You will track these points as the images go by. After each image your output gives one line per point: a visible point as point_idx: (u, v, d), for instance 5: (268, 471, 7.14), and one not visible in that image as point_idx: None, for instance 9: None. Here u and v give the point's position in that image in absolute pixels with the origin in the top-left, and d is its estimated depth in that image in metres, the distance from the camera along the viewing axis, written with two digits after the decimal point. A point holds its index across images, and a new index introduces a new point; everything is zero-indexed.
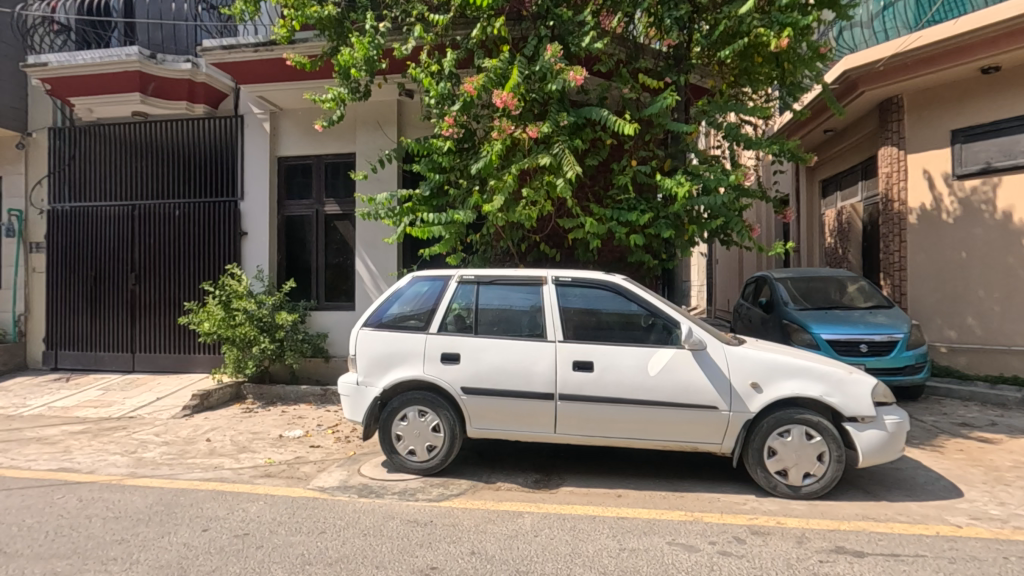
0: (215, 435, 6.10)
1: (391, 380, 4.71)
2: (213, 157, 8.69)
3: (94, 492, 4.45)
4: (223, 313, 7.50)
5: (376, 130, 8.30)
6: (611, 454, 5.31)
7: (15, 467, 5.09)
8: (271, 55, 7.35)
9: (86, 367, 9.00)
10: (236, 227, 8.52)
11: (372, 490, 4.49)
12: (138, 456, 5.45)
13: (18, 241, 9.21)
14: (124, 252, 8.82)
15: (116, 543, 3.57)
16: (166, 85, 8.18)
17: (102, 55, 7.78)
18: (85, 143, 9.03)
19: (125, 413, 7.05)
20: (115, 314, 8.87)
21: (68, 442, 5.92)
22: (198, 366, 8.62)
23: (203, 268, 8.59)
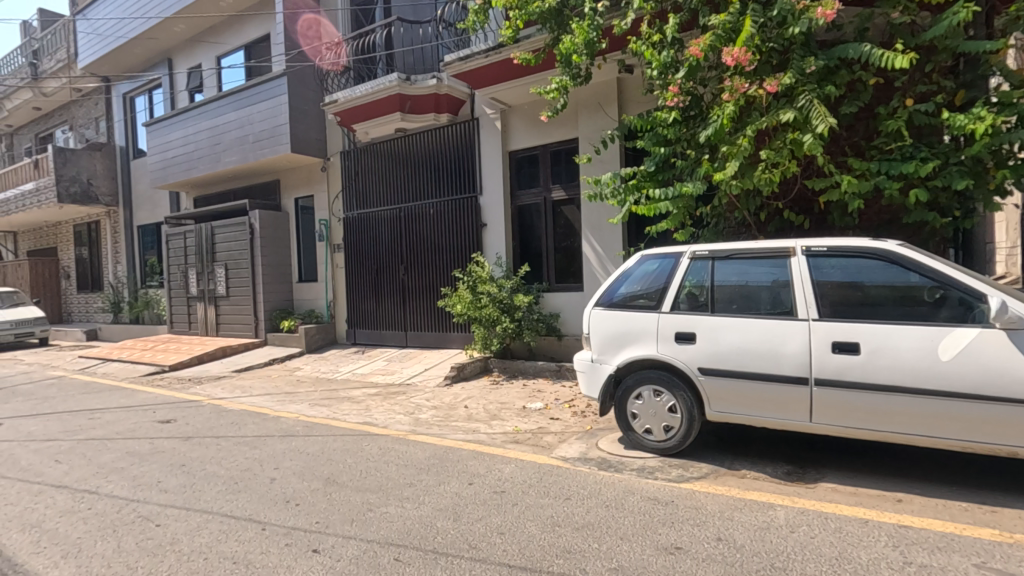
0: (471, 403, 6.99)
1: (625, 359, 4.76)
2: (457, 159, 9.84)
3: (389, 443, 5.52)
4: (471, 296, 8.48)
5: (598, 111, 8.37)
6: (885, 451, 4.53)
7: (337, 418, 6.62)
8: (500, 57, 7.95)
9: (374, 343, 11.14)
10: (477, 219, 9.54)
11: (610, 465, 4.63)
12: (416, 416, 6.58)
13: (326, 244, 11.84)
14: (395, 248, 10.62)
15: (407, 485, 4.38)
16: (419, 102, 9.53)
17: (373, 85, 9.41)
18: (365, 160, 11.08)
19: (403, 381, 8.56)
20: (392, 299, 10.76)
21: (368, 401, 7.45)
22: (453, 343, 9.95)
23: (454, 257, 9.84)
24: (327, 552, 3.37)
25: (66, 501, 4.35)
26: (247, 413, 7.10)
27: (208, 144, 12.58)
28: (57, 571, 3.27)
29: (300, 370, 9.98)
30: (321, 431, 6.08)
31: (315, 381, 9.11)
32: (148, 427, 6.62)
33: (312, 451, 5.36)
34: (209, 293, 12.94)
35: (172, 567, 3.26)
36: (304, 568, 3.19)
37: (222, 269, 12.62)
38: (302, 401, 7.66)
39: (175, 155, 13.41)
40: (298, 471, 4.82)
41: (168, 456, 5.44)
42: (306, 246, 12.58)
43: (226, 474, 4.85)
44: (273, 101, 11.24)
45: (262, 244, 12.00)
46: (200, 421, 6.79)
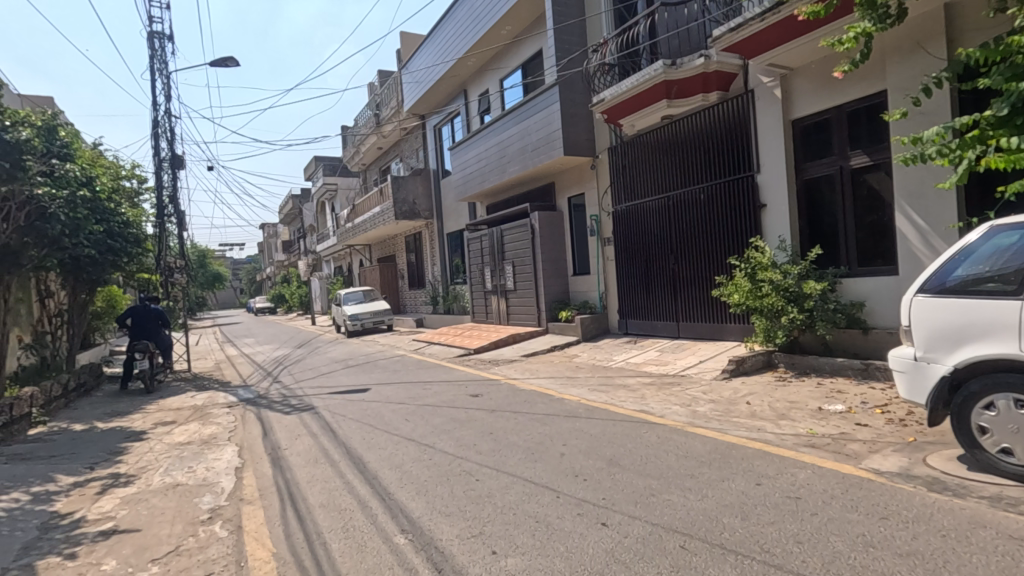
0: (754, 399, 6.50)
1: (968, 359, 3.81)
2: (729, 138, 9.22)
3: (667, 432, 5.55)
4: (750, 284, 7.85)
5: (915, 52, 6.80)
6: None
7: (615, 404, 6.95)
8: (779, 17, 7.09)
9: (646, 333, 11.26)
10: (755, 200, 8.80)
11: (946, 487, 3.77)
12: (693, 409, 6.45)
13: (597, 238, 12.45)
14: (664, 237, 10.53)
15: (689, 476, 4.36)
16: (685, 85, 9.16)
17: (638, 77, 9.45)
18: (631, 153, 11.26)
19: (678, 372, 8.46)
20: (662, 289, 10.71)
21: (643, 390, 7.61)
22: (730, 335, 9.39)
23: (729, 243, 9.27)
24: (615, 527, 3.60)
25: (416, 451, 5.63)
26: (537, 393, 8.00)
27: (497, 159, 14.49)
28: (414, 503, 4.28)
29: (578, 357, 10.75)
30: (602, 415, 6.47)
31: (592, 368, 9.72)
32: (465, 399, 8.04)
33: (594, 432, 5.76)
34: (501, 287, 14.94)
35: (491, 516, 3.93)
36: (596, 538, 3.48)
37: (511, 266, 14.41)
38: (582, 385, 8.26)
39: (472, 171, 15.82)
40: (583, 449, 5.24)
41: (480, 424, 6.53)
42: (579, 241, 13.43)
43: (525, 444, 5.58)
44: (547, 110, 12.30)
45: (542, 242, 13.29)
46: (501, 397, 7.95)
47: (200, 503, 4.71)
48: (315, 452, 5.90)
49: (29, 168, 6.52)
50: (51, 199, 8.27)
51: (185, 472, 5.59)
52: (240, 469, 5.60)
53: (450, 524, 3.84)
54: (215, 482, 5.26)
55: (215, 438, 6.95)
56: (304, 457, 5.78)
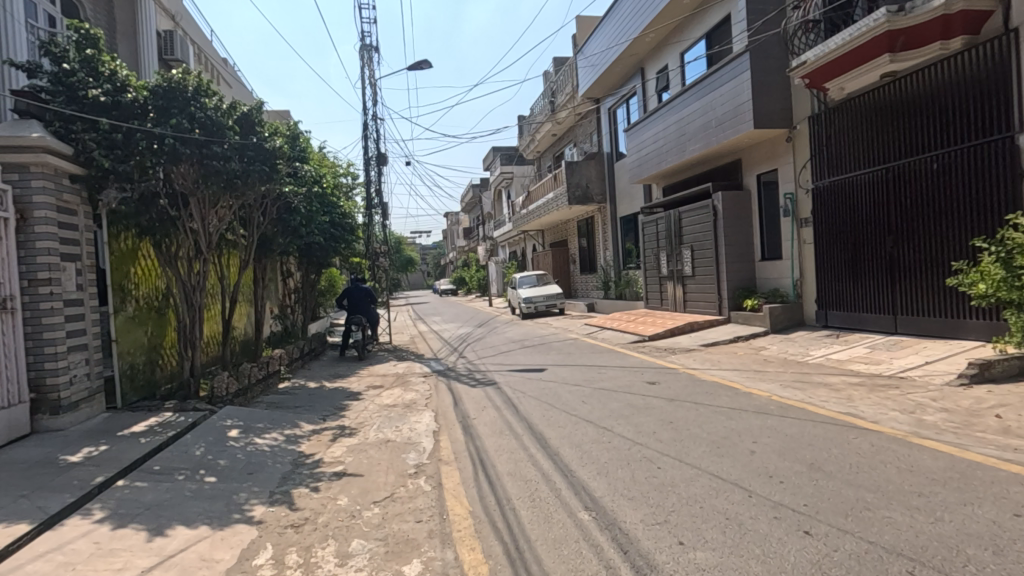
0: (1007, 412, 5.32)
1: None
2: (975, 92, 7.56)
3: (884, 441, 4.82)
4: (1003, 272, 6.39)
5: None
6: None
7: (815, 404, 6.24)
8: None
9: (852, 326, 9.86)
10: (1015, 168, 7.11)
11: None
12: (918, 417, 5.49)
13: (792, 219, 11.20)
14: (880, 216, 9.07)
15: (916, 494, 3.73)
16: (917, 34, 7.71)
17: (851, 31, 8.15)
18: (839, 120, 9.85)
19: (894, 372, 7.30)
20: (876, 276, 9.25)
21: (850, 391, 6.68)
22: (971, 333, 7.77)
23: (974, 222, 7.64)
24: (821, 538, 3.25)
25: (594, 432, 5.72)
26: (720, 385, 7.54)
27: (676, 138, 13.79)
28: (596, 483, 4.36)
29: (766, 350, 9.86)
30: (799, 414, 5.86)
31: (784, 362, 8.84)
32: (641, 385, 7.92)
33: (790, 433, 5.25)
34: (678, 273, 14.29)
35: (676, 505, 3.84)
36: (797, 546, 3.18)
37: (689, 251, 13.67)
38: (773, 381, 7.57)
39: (649, 152, 15.29)
40: (778, 449, 4.81)
41: (658, 412, 6.38)
42: (769, 223, 12.22)
43: (709, 437, 5.30)
44: (735, 80, 11.31)
45: (725, 224, 12.39)
46: (679, 386, 7.66)
47: (407, 458, 5.37)
48: (500, 424, 6.32)
49: (280, 171, 7.98)
50: (293, 195, 10.02)
51: (393, 430, 6.42)
52: (437, 432, 6.25)
53: (633, 508, 3.83)
54: (418, 441, 5.95)
55: (415, 403, 7.86)
56: (490, 428, 6.23)
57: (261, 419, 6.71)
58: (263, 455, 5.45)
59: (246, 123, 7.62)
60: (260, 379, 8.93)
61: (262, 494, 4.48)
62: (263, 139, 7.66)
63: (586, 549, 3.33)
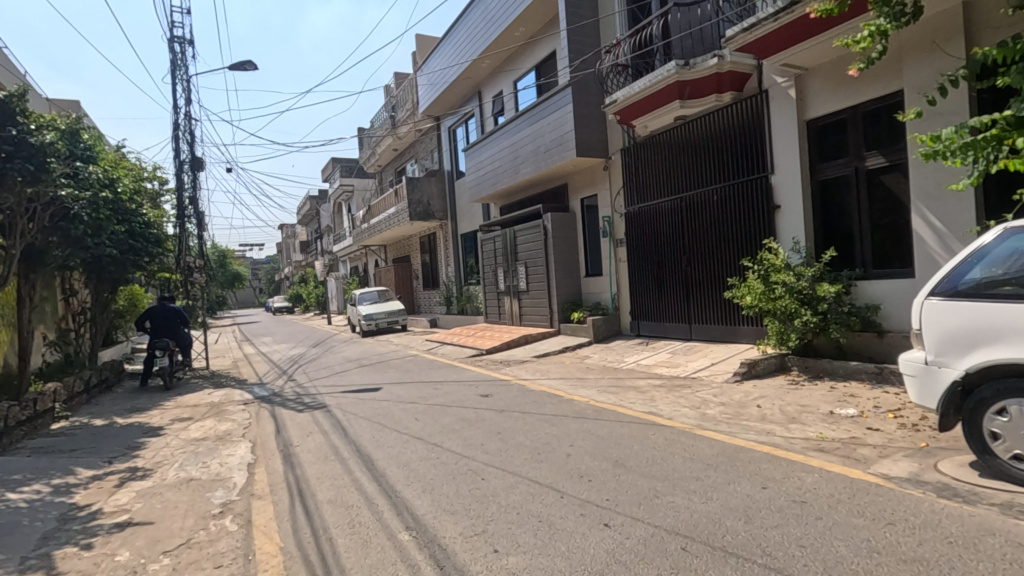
0: (764, 402, 6.46)
1: (980, 362, 3.76)
2: (741, 138, 9.20)
3: (675, 434, 5.54)
4: (762, 286, 7.79)
5: (931, 51, 6.74)
6: None
7: (624, 406, 6.94)
8: (793, 16, 7.08)
9: (659, 335, 11.20)
10: (769, 201, 8.75)
11: (956, 493, 3.73)
12: (702, 411, 6.42)
13: (609, 239, 12.43)
14: (677, 239, 10.48)
15: (694, 478, 4.34)
16: (699, 86, 9.13)
17: (650, 78, 9.40)
18: (644, 154, 11.22)
19: (688, 374, 8.44)
20: (675, 290, 10.66)
21: (653, 392, 7.56)
22: (743, 337, 9.31)
23: (743, 244, 9.21)
24: (617, 527, 3.61)
25: (423, 449, 5.69)
26: (546, 394, 8.03)
27: (510, 160, 14.52)
28: (419, 500, 4.33)
29: (589, 358, 10.75)
30: (610, 416, 6.47)
31: (603, 369, 9.71)
32: (474, 399, 8.08)
33: (601, 434, 5.76)
34: (513, 288, 14.97)
35: (494, 514, 3.97)
36: (597, 538, 3.49)
37: (523, 267, 14.44)
38: (592, 387, 8.26)
39: (486, 172, 15.89)
40: (590, 450, 5.25)
41: (488, 424, 6.57)
42: (591, 242, 13.41)
43: (531, 444, 5.59)
44: (560, 111, 12.30)
45: (554, 243, 13.31)
46: (510, 397, 7.97)
47: (211, 497, 4.81)
48: (325, 449, 5.99)
49: (54, 171, 6.74)
50: (73, 200, 8.51)
51: (199, 467, 5.72)
52: (252, 465, 5.72)
53: (453, 522, 3.88)
54: (227, 477, 5.37)
55: (229, 435, 7.09)
56: (314, 454, 5.87)
57: (19, 470, 5.51)
58: (18, 512, 4.48)
59: (3, 112, 6.33)
60: (23, 421, 7.35)
61: (10, 561, 3.67)
62: (26, 132, 6.39)
63: (401, 571, 3.28)
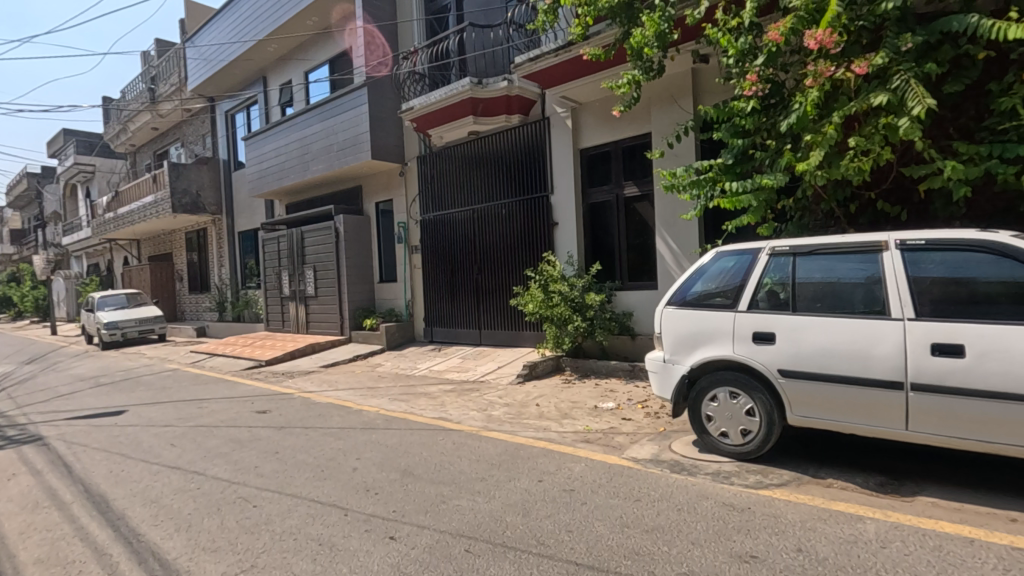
0: (542, 401, 7.06)
1: (700, 359, 4.65)
2: (526, 159, 9.99)
3: (462, 438, 5.70)
4: (542, 295, 8.56)
5: (671, 104, 8.20)
6: (977, 463, 4.16)
7: (414, 413, 6.92)
8: (570, 55, 7.97)
9: (450, 341, 11.49)
10: (549, 218, 9.64)
11: (683, 467, 4.54)
12: (488, 413, 6.74)
13: (404, 245, 12.35)
14: (469, 248, 10.90)
15: (479, 479, 4.52)
16: (490, 104, 9.71)
17: (446, 91, 9.67)
18: (439, 164, 11.44)
19: (477, 378, 8.79)
20: (466, 297, 11.05)
21: (444, 398, 7.69)
22: (526, 342, 10.07)
23: (526, 256, 9.97)
24: (403, 539, 3.55)
25: (180, 480, 4.87)
26: (333, 406, 7.57)
27: (298, 155, 13.48)
28: (171, 542, 3.68)
29: (381, 366, 10.49)
30: (400, 425, 6.38)
31: (395, 376, 9.56)
32: (248, 416, 7.23)
33: (390, 444, 5.64)
34: (300, 293, 13.88)
35: (267, 545, 3.57)
36: (382, 553, 3.39)
37: (312, 271, 13.49)
38: (382, 396, 8.06)
39: (270, 166, 14.48)
40: (378, 462, 5.09)
41: (264, 443, 5.93)
42: (386, 247, 13.16)
43: (314, 462, 5.21)
44: (355, 111, 11.86)
45: (346, 246, 12.72)
46: (292, 412, 7.32)
47: None
48: (35, 495, 4.72)
49: None
50: None
51: None
52: None
53: (214, 562, 3.38)
54: None
55: None
56: (18, 503, 4.58)
57: None
58: None
59: None
60: None
61: None
62: None
63: None
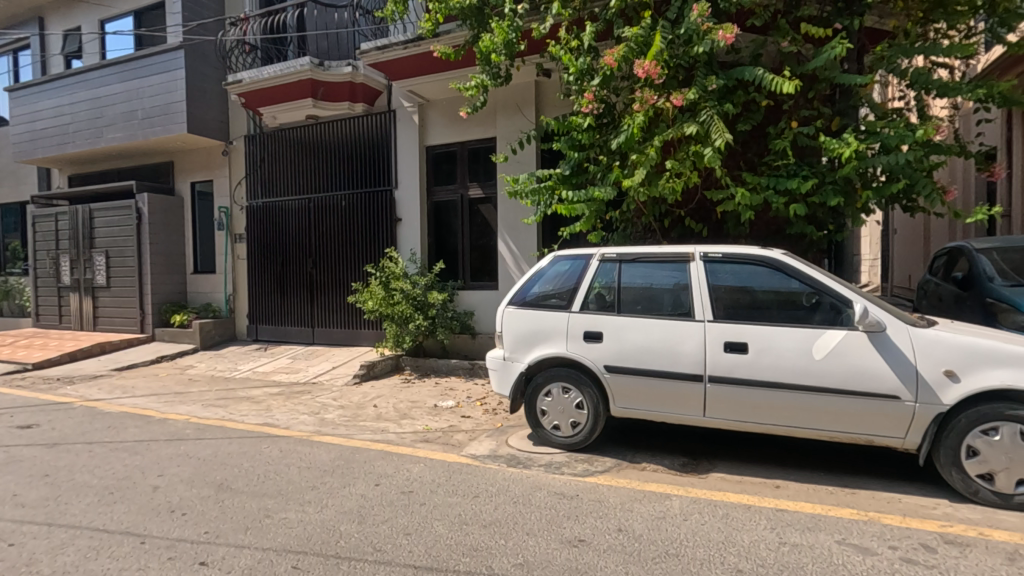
0: (380, 402, 6.83)
1: (536, 356, 4.88)
2: (370, 150, 9.59)
3: (290, 444, 5.25)
4: (383, 292, 8.31)
5: (515, 112, 8.53)
6: (753, 441, 4.99)
7: (233, 420, 6.20)
8: (419, 49, 7.87)
9: (278, 339, 10.56)
10: (392, 213, 9.37)
11: (519, 461, 4.73)
12: (321, 416, 6.31)
13: (226, 233, 11.05)
14: (303, 240, 10.13)
15: (310, 488, 4.20)
16: (332, 89, 9.15)
17: (283, 68, 8.91)
18: (271, 146, 10.46)
19: (308, 379, 8.19)
20: (299, 293, 10.26)
21: (270, 402, 7.03)
22: (364, 340, 9.68)
23: (367, 252, 9.58)
24: (216, 564, 3.14)
25: None
26: (127, 416, 6.46)
27: (88, 118, 11.29)
28: None
29: (192, 369, 9.23)
30: (215, 434, 5.66)
31: (210, 379, 8.49)
32: (4, 433, 5.83)
33: (202, 456, 4.97)
34: (86, 283, 11.63)
35: None
36: None
37: (102, 257, 11.38)
38: (193, 402, 7.09)
39: (46, 126, 11.90)
40: (186, 478, 4.45)
41: (27, 465, 4.82)
42: (203, 234, 11.64)
43: (100, 484, 4.37)
44: (167, 75, 10.30)
45: (151, 230, 10.97)
46: (70, 425, 6.08)
47: None
48: None
49: None
50: None
51: None
52: None
53: None
54: None
55: None
56: None
57: None
58: None
59: None
60: None
61: None
62: None
63: None
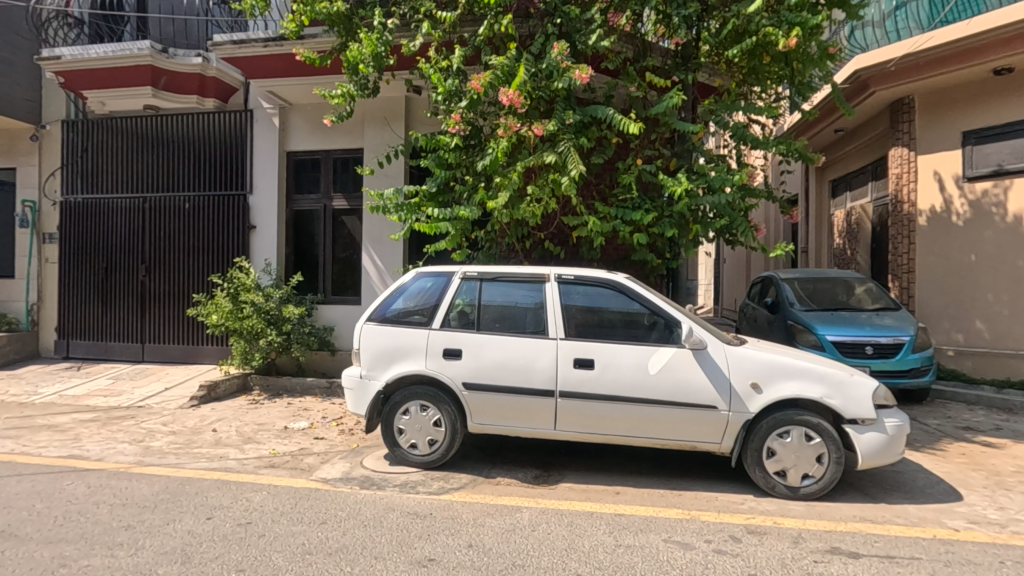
0: (221, 426, 6.21)
1: (395, 374, 4.80)
2: (223, 150, 8.82)
3: (102, 479, 4.55)
4: (231, 305, 7.64)
5: (384, 125, 8.42)
6: (600, 451, 5.36)
7: (26, 454, 5.21)
8: (281, 50, 7.46)
9: (96, 356, 9.16)
10: (245, 220, 8.66)
11: (373, 482, 4.58)
12: (146, 445, 5.56)
13: (31, 232, 9.37)
14: (135, 244, 8.96)
15: (123, 528, 3.66)
16: (177, 79, 8.29)
17: (116, 49, 7.85)
18: (99, 136, 9.17)
19: (133, 403, 7.18)
20: (126, 303, 9.01)
21: (79, 430, 6.03)
22: (206, 358, 8.77)
23: (213, 260, 8.73)
24: None
25: None
26: None
27: None
28: None
29: None
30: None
31: None
32: None
33: None
34: None
35: None
36: None
37: None
38: None
39: None
40: None
41: None
42: None
43: None
44: None
45: None
46: None
47: None
48: None
49: None
50: None
51: None
52: None
53: None
54: None
55: None
56: None
57: None
58: None
59: None
60: None
61: None
62: None
63: None
